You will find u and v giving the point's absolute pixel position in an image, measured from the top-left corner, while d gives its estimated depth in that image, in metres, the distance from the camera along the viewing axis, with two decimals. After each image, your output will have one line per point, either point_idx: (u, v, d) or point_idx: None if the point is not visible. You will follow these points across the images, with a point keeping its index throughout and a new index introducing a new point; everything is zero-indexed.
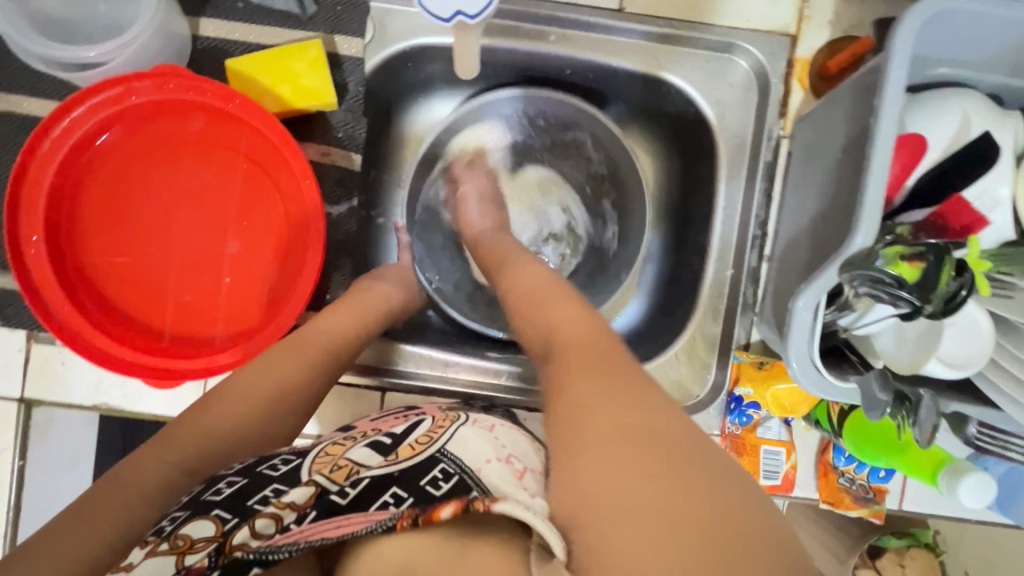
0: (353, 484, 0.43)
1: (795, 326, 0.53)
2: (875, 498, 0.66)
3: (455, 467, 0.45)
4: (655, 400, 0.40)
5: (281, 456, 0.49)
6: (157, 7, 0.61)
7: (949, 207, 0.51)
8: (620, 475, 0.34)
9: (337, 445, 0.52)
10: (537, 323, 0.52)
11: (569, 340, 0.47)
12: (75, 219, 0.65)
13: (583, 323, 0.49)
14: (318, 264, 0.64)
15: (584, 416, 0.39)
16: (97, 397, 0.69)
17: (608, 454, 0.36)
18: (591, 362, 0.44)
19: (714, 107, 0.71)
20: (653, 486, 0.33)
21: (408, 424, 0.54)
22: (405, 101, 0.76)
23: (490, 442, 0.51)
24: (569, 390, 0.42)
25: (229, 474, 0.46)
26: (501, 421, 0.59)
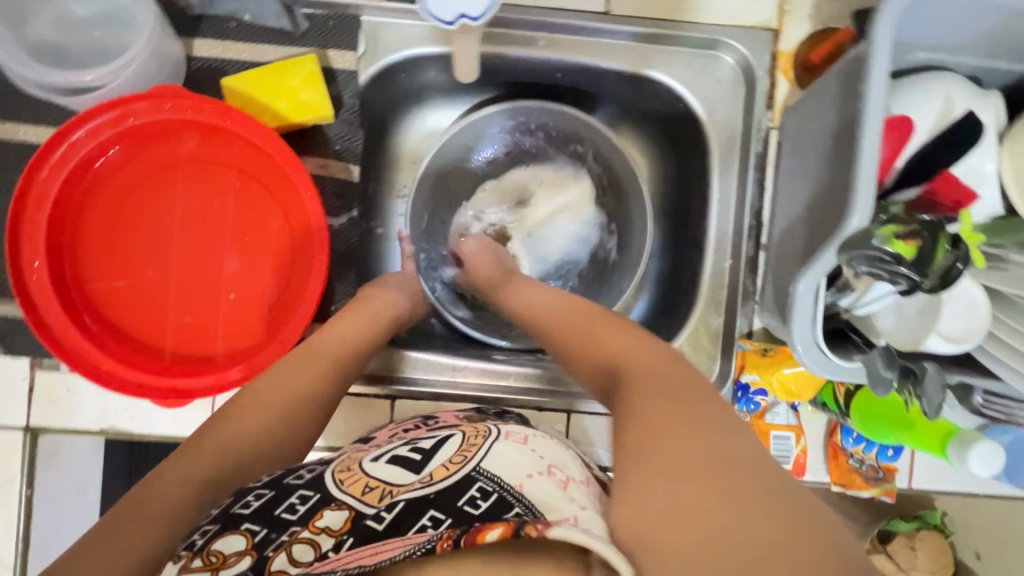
0: (391, 509, 0.41)
1: (798, 310, 0.54)
2: (885, 477, 0.67)
3: (494, 485, 0.43)
4: (718, 425, 0.42)
5: (307, 467, 0.49)
6: (151, 28, 0.62)
7: (939, 184, 0.52)
8: (699, 501, 0.36)
9: (359, 453, 0.52)
10: (596, 358, 0.53)
11: (638, 369, 0.49)
12: (77, 244, 0.65)
13: (642, 342, 0.52)
14: (323, 274, 0.65)
15: (658, 436, 0.41)
16: (104, 421, 0.68)
17: (668, 480, 0.38)
18: (662, 390, 0.45)
19: (704, 103, 0.73)
20: (719, 517, 0.35)
21: (437, 438, 0.52)
22: (399, 112, 0.80)
23: (528, 457, 0.48)
24: (643, 412, 0.44)
25: (257, 486, 0.45)
26: (535, 431, 0.54)
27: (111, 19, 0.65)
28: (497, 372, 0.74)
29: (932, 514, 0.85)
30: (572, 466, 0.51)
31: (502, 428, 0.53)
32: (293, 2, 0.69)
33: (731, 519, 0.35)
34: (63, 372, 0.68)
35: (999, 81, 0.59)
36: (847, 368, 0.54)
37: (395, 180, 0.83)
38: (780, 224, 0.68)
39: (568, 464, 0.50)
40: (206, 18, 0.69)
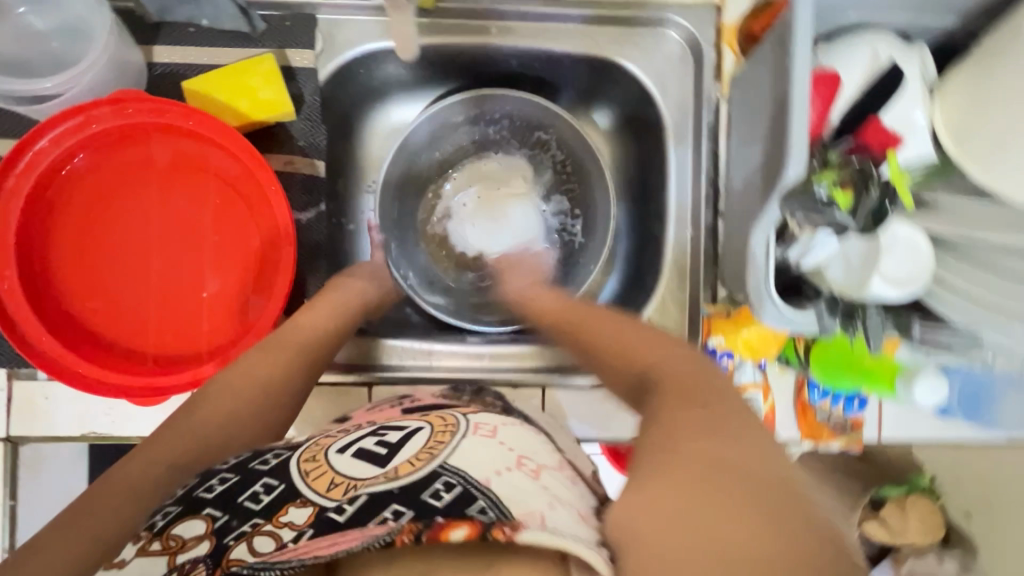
0: (353, 501, 0.42)
1: (751, 266, 0.56)
2: (852, 428, 0.68)
3: (457, 477, 0.44)
4: (716, 431, 0.43)
5: (273, 451, 0.50)
6: (108, 36, 0.63)
7: (869, 129, 0.55)
8: (682, 504, 0.38)
9: (328, 437, 0.54)
10: (619, 365, 0.56)
11: (666, 374, 0.50)
12: (47, 252, 0.65)
13: (670, 352, 0.54)
14: (292, 263, 0.67)
15: (660, 449, 0.42)
16: (85, 427, 0.69)
17: (665, 484, 0.40)
18: (686, 396, 0.47)
19: (655, 80, 0.75)
20: (699, 515, 0.37)
21: (404, 433, 0.52)
22: (363, 109, 0.82)
23: (494, 450, 0.50)
24: (662, 418, 0.45)
25: (222, 470, 0.47)
26: (502, 421, 0.57)
27: (70, 30, 0.66)
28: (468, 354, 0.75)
29: (920, 477, 0.90)
30: (542, 453, 0.54)
31: (471, 421, 0.55)
32: (249, 5, 0.71)
33: (720, 527, 0.36)
34: (41, 381, 0.68)
35: (926, 37, 0.61)
36: (798, 320, 0.57)
37: (363, 175, 0.84)
38: (734, 190, 0.70)
39: (535, 453, 0.53)
40: (165, 26, 0.71)
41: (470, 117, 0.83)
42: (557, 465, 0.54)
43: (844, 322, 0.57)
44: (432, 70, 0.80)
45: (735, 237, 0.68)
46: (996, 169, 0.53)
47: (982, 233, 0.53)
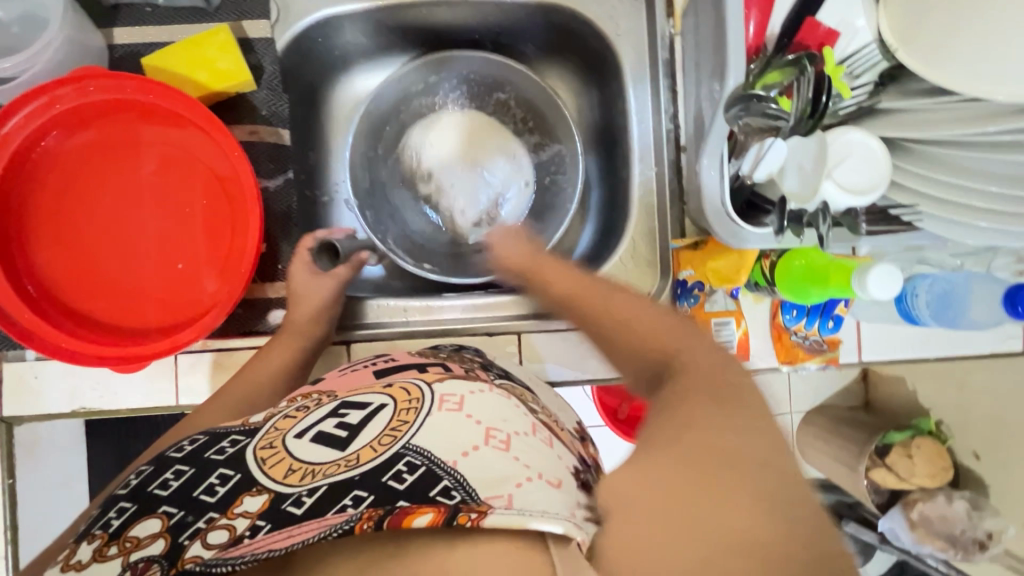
0: (312, 492, 0.40)
1: (705, 185, 0.57)
2: (829, 347, 0.68)
3: (422, 458, 0.42)
4: (744, 427, 0.36)
5: (229, 438, 0.51)
6: (64, 17, 0.65)
7: (804, 30, 0.57)
8: (686, 491, 0.33)
9: (289, 418, 0.52)
10: (640, 354, 0.44)
11: (694, 372, 0.40)
12: (24, 235, 0.67)
13: (700, 343, 0.43)
14: (259, 229, 0.68)
15: (674, 428, 0.36)
16: (74, 403, 0.71)
17: (675, 466, 0.34)
18: (719, 395, 0.38)
19: (608, 21, 0.75)
20: (711, 508, 0.32)
21: (366, 412, 0.50)
22: (326, 81, 0.83)
23: (464, 424, 0.47)
24: (676, 407, 0.38)
25: (177, 461, 0.49)
26: (471, 389, 0.54)
27: (29, 17, 0.68)
28: (440, 307, 0.75)
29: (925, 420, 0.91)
30: (514, 420, 0.51)
31: (437, 392, 0.52)
32: None
33: (728, 517, 0.32)
34: (28, 361, 0.70)
35: None
36: (750, 236, 0.58)
37: (331, 145, 0.86)
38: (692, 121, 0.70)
39: (505, 420, 0.50)
40: (122, 7, 0.72)
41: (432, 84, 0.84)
42: (529, 430, 0.51)
43: (793, 225, 0.56)
44: (390, 33, 0.81)
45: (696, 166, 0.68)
46: (938, 65, 0.52)
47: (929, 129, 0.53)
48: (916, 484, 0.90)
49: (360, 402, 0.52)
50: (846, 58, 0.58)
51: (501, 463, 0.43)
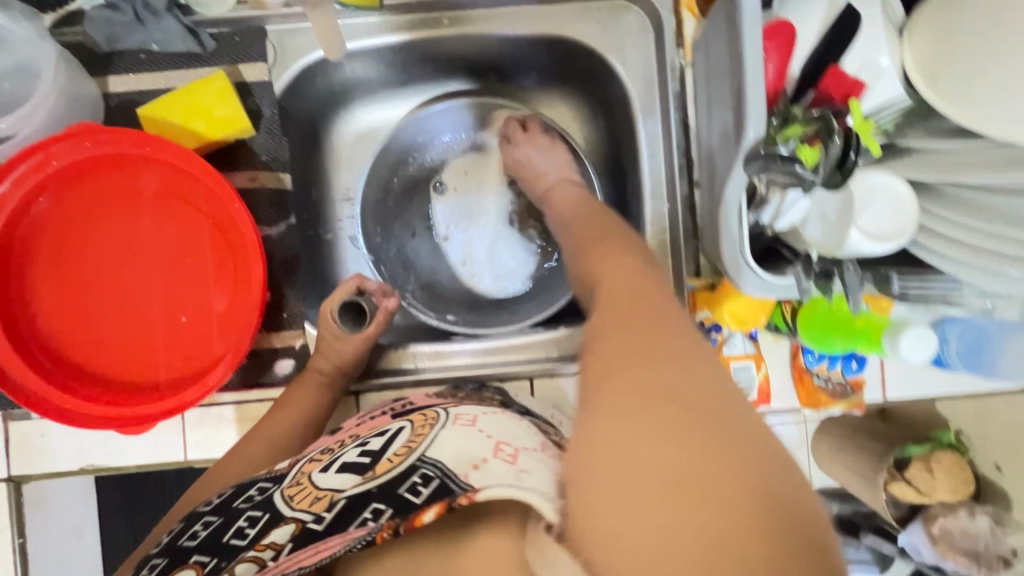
0: (331, 509, 0.45)
1: (724, 235, 0.54)
2: (852, 391, 0.67)
3: (434, 469, 0.45)
4: (683, 364, 0.37)
5: (258, 485, 0.54)
6: (57, 71, 0.63)
7: (830, 80, 0.53)
8: (633, 446, 0.32)
9: (312, 461, 0.55)
10: (593, 290, 0.52)
11: (619, 297, 0.46)
12: (26, 293, 0.66)
13: (641, 280, 0.48)
14: (263, 281, 0.66)
15: (611, 372, 0.38)
16: (81, 461, 0.69)
17: (613, 416, 0.35)
18: (625, 322, 0.42)
19: (616, 53, 0.73)
20: (652, 447, 0.32)
21: (387, 437, 0.53)
22: (328, 117, 0.81)
23: (476, 438, 0.50)
24: (602, 351, 0.40)
25: (206, 513, 0.53)
26: (484, 410, 0.58)
27: (22, 71, 0.66)
28: (450, 352, 0.74)
29: (946, 432, 0.81)
30: (523, 437, 0.53)
31: (451, 413, 0.56)
32: (196, 24, 0.70)
33: (668, 456, 0.31)
34: (34, 420, 0.69)
35: None
36: (774, 285, 0.55)
37: (335, 183, 0.83)
38: (706, 157, 0.67)
39: (514, 436, 0.52)
40: (116, 54, 0.70)
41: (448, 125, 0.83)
42: (537, 446, 0.52)
43: (818, 279, 0.54)
44: (392, 69, 0.79)
45: (710, 205, 0.65)
46: (973, 104, 0.49)
47: (963, 173, 0.50)
48: (937, 500, 0.77)
49: (379, 432, 0.55)
50: (875, 110, 0.54)
51: (506, 469, 0.44)
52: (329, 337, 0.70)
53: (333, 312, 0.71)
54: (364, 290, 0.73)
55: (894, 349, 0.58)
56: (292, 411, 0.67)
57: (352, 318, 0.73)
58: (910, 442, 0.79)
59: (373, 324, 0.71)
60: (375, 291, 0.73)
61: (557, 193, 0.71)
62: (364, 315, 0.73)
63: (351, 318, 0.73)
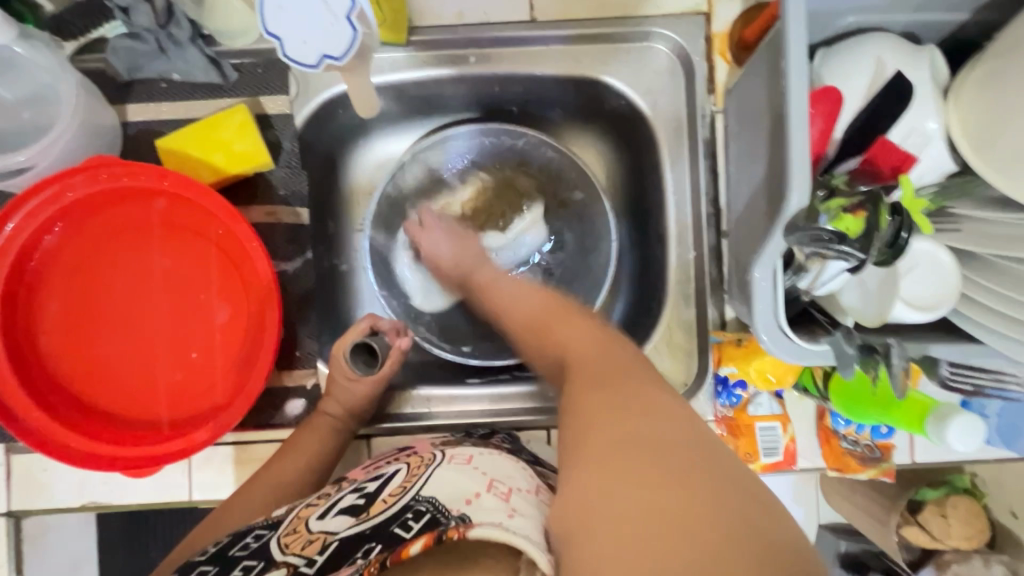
0: (324, 552, 0.43)
1: (757, 298, 0.50)
2: (882, 456, 0.63)
3: (427, 505, 0.43)
4: (654, 401, 0.43)
5: (253, 534, 0.50)
6: (77, 101, 0.62)
7: (877, 150, 0.51)
8: (621, 488, 0.36)
9: (310, 508, 0.52)
10: (546, 345, 0.53)
11: (576, 356, 0.49)
12: (34, 324, 0.65)
13: (582, 331, 0.52)
14: (278, 322, 0.64)
15: (590, 425, 0.42)
16: (84, 497, 0.67)
17: (597, 470, 0.38)
18: (597, 372, 0.46)
19: (646, 96, 0.72)
20: (638, 492, 0.35)
21: (381, 480, 0.52)
22: (347, 147, 0.79)
23: (469, 474, 0.48)
24: (577, 399, 0.45)
25: (200, 564, 0.47)
26: (482, 449, 0.55)
27: (40, 98, 0.65)
28: (465, 397, 0.73)
29: (960, 477, 0.81)
30: (518, 477, 0.51)
31: (448, 452, 0.55)
32: (219, 54, 0.69)
33: (657, 496, 0.35)
34: (37, 454, 0.67)
35: (935, 34, 0.58)
36: (810, 352, 0.50)
37: (353, 215, 0.81)
38: (736, 208, 0.66)
39: (514, 477, 0.50)
40: (136, 83, 0.69)
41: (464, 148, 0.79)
42: (532, 488, 0.49)
43: (864, 358, 0.49)
44: (415, 103, 0.77)
45: (740, 259, 0.63)
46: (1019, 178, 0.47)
47: (1011, 247, 0.48)
48: (950, 546, 0.78)
49: (375, 476, 0.53)
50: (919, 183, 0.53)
51: (499, 505, 0.43)
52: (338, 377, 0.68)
53: (344, 352, 0.69)
54: (376, 329, 0.71)
55: (939, 436, 0.52)
56: (295, 460, 0.64)
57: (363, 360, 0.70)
58: (925, 486, 0.80)
59: (387, 366, 0.69)
60: (388, 331, 0.71)
61: (482, 271, 0.65)
62: (375, 356, 0.69)
63: (363, 358, 0.69)
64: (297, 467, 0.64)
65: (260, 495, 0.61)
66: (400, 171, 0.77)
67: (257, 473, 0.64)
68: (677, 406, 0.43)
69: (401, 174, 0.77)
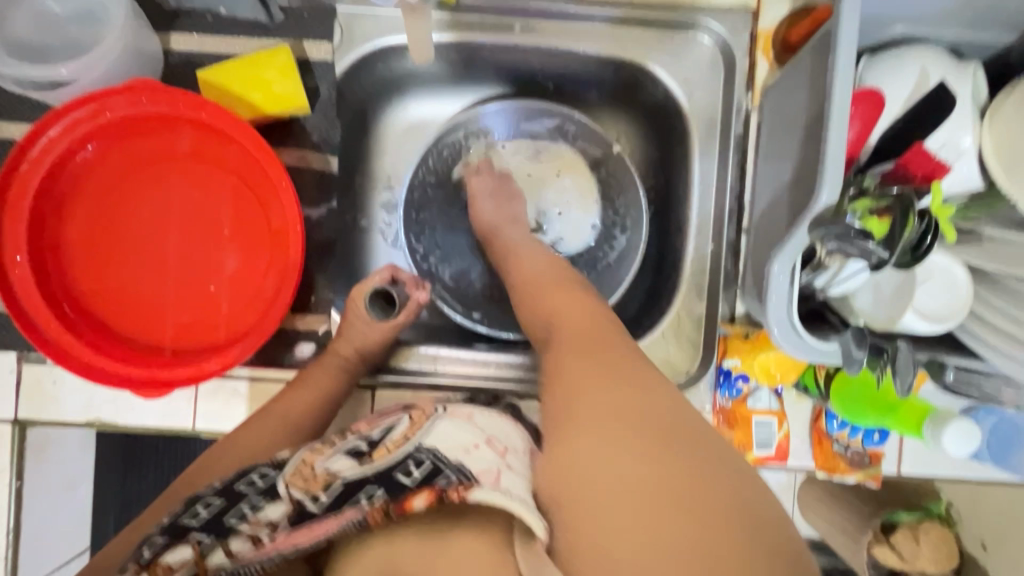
0: (328, 492, 0.44)
1: (773, 292, 0.51)
2: (870, 462, 0.66)
3: (429, 455, 0.44)
4: (654, 397, 0.46)
5: (258, 470, 0.50)
6: (125, 22, 0.63)
7: (912, 157, 0.51)
8: (621, 462, 0.41)
9: (315, 450, 0.51)
10: (537, 309, 0.58)
11: (566, 326, 0.53)
12: (58, 237, 0.65)
13: (575, 300, 0.56)
14: (300, 262, 0.65)
15: (585, 403, 0.46)
16: (89, 414, 0.68)
17: (605, 450, 0.42)
18: (583, 346, 0.51)
19: (684, 85, 0.72)
20: (649, 469, 0.40)
21: (385, 427, 0.52)
22: (381, 102, 0.79)
23: (469, 430, 0.49)
24: (569, 372, 0.49)
25: (208, 494, 0.48)
26: (482, 408, 0.56)
27: (88, 15, 0.65)
28: (470, 361, 0.74)
29: (936, 503, 0.83)
30: (513, 437, 0.52)
31: (447, 407, 0.55)
32: None
33: (646, 472, 0.40)
34: (48, 365, 0.68)
35: (977, 56, 0.58)
36: (820, 350, 0.51)
37: (378, 170, 0.81)
38: (759, 205, 0.66)
39: (512, 437, 0.52)
40: (183, 13, 0.70)
41: (512, 124, 0.79)
42: (526, 448, 0.51)
43: (872, 357, 0.51)
44: (454, 67, 0.77)
45: (758, 255, 0.64)
46: None
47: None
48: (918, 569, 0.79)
49: (377, 425, 0.53)
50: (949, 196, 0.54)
51: (496, 459, 0.45)
52: (354, 322, 0.69)
53: (363, 297, 0.70)
54: (395, 280, 0.72)
55: (936, 438, 0.58)
56: (303, 396, 0.65)
57: (381, 304, 0.72)
58: (900, 509, 0.82)
59: (403, 314, 0.71)
60: (407, 282, 0.73)
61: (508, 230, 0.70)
62: (393, 304, 0.72)
63: (380, 304, 0.72)
64: (306, 405, 0.65)
65: (267, 425, 0.63)
66: (448, 132, 0.79)
67: (252, 417, 0.64)
68: (689, 433, 0.43)
69: (449, 134, 0.79)
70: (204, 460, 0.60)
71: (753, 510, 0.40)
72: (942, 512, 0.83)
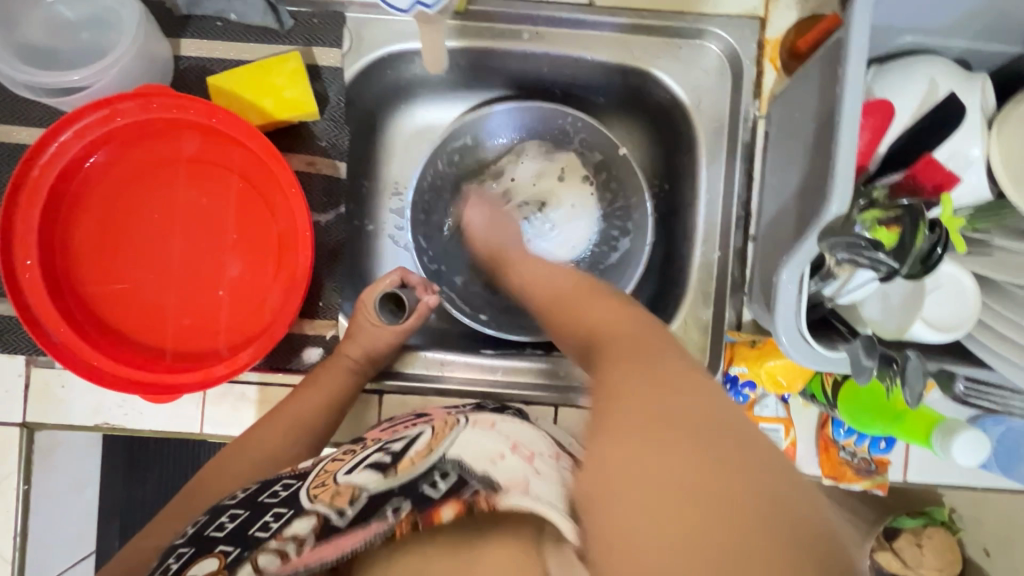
0: (353, 505, 0.43)
1: (781, 300, 0.51)
2: (877, 470, 0.66)
3: (454, 466, 0.44)
4: (705, 407, 0.34)
5: (282, 482, 0.51)
6: (137, 30, 0.63)
7: (921, 169, 0.52)
8: (656, 458, 0.31)
9: (336, 462, 0.52)
10: (577, 322, 0.48)
11: (613, 334, 0.43)
12: (70, 243, 0.66)
13: (609, 307, 0.47)
14: (308, 266, 0.65)
15: (624, 408, 0.35)
16: (98, 418, 0.69)
17: (643, 448, 0.32)
18: (636, 351, 0.40)
19: (692, 92, 0.72)
20: (687, 468, 0.30)
21: (407, 438, 0.52)
22: (389, 107, 0.79)
23: (493, 438, 0.49)
24: (608, 376, 0.38)
25: (232, 507, 0.49)
26: (505, 418, 0.56)
27: (100, 21, 0.65)
28: (478, 367, 0.74)
29: (939, 509, 0.82)
30: (537, 442, 0.52)
31: (472, 417, 0.55)
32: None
33: (689, 479, 0.30)
34: (58, 370, 0.68)
35: (984, 66, 0.59)
36: (829, 359, 0.52)
37: (386, 176, 0.81)
38: (767, 213, 0.66)
39: (533, 443, 0.51)
40: (193, 19, 0.70)
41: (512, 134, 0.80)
42: (552, 454, 0.51)
43: (882, 367, 0.52)
44: (460, 70, 0.77)
45: (766, 263, 0.64)
46: None
47: None
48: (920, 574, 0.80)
49: (400, 436, 0.53)
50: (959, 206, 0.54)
51: (521, 467, 0.44)
52: (366, 324, 0.69)
53: (373, 299, 0.71)
54: (406, 283, 0.73)
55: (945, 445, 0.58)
56: (314, 401, 0.65)
57: (391, 309, 0.72)
58: (904, 514, 0.82)
59: (411, 316, 0.71)
60: (416, 285, 0.73)
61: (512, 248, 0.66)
62: (404, 307, 0.72)
63: (391, 308, 0.72)
64: (318, 411, 0.65)
65: (280, 430, 0.63)
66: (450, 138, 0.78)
67: (262, 419, 0.64)
68: (750, 457, 0.32)
69: (451, 140, 0.78)
70: (217, 463, 0.60)
71: (817, 540, 0.30)
72: (945, 519, 0.81)
